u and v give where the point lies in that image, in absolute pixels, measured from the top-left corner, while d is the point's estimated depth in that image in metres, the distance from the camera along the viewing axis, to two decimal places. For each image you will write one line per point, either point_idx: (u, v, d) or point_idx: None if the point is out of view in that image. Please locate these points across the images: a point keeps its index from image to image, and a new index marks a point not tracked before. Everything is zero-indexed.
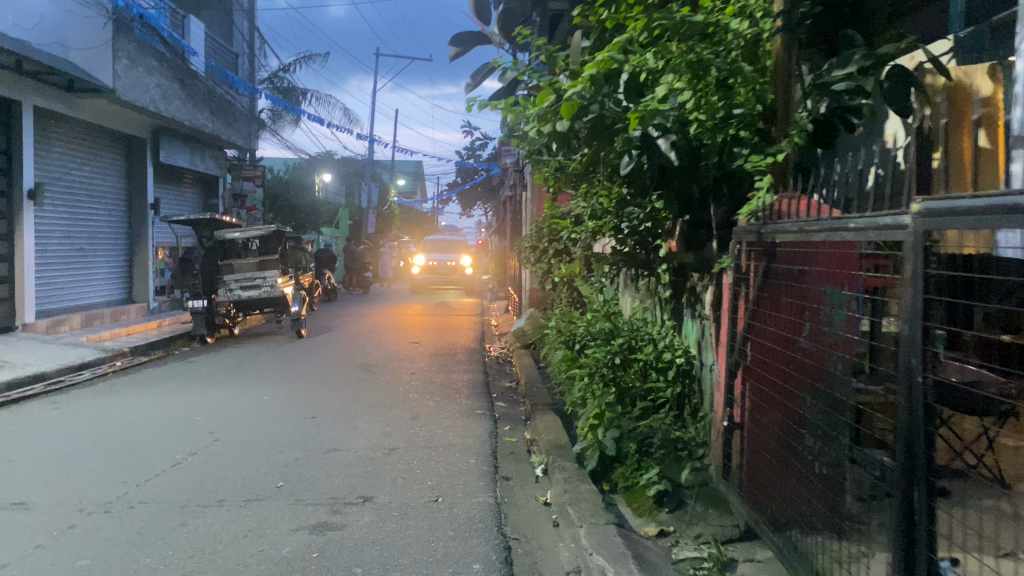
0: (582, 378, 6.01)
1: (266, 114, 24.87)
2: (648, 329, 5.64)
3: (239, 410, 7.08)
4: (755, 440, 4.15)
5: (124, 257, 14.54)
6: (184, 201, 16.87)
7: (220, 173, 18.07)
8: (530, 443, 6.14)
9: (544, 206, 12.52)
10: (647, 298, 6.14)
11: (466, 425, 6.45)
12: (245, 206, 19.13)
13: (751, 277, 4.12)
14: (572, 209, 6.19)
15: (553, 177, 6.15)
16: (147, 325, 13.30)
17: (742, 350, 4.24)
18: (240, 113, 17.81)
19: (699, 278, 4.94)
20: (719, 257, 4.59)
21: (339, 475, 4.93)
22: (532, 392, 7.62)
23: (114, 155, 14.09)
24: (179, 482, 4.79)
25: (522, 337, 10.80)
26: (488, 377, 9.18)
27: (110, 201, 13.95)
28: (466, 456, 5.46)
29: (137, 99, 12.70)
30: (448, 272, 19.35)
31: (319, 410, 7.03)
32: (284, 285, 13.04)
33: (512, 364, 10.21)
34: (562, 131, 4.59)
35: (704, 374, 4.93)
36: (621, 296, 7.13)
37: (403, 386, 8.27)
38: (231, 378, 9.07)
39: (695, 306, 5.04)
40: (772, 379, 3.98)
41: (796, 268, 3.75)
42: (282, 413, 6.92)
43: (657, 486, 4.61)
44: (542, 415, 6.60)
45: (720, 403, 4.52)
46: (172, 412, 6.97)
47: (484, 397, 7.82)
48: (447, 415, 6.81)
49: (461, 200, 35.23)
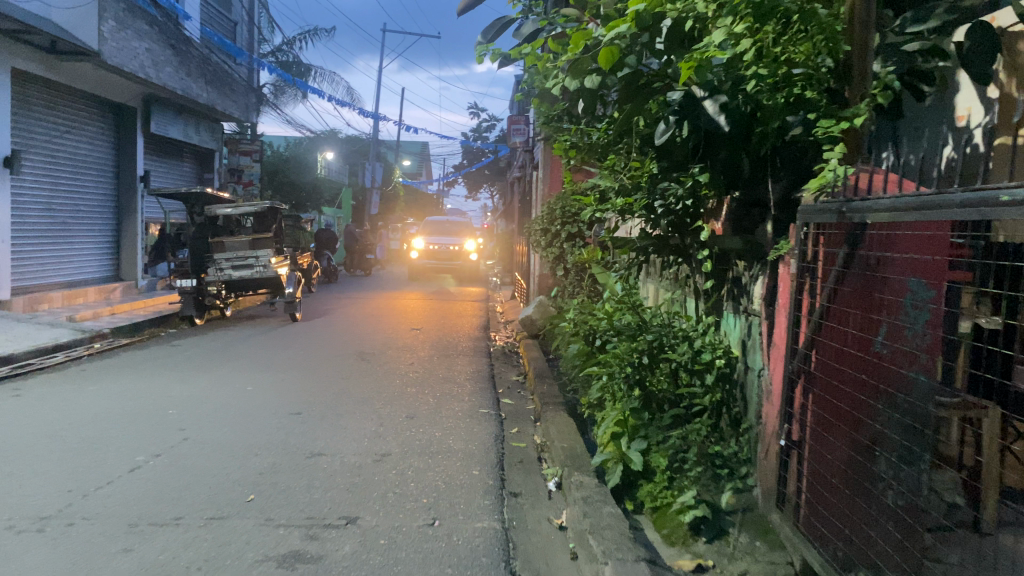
0: (601, 377, 5.32)
1: (268, 89, 24.15)
2: (679, 325, 4.93)
3: (217, 402, 6.40)
4: (820, 465, 3.43)
5: (113, 231, 13.87)
6: (177, 175, 16.16)
7: (216, 146, 17.36)
8: (541, 450, 5.45)
9: (555, 187, 11.83)
10: (678, 289, 5.41)
11: (468, 426, 5.75)
12: (242, 182, 18.41)
13: (821, 267, 3.39)
14: (592, 184, 5.41)
15: (573, 148, 5.44)
16: (133, 304, 12.62)
17: (805, 355, 3.51)
18: (237, 85, 17.05)
19: (747, 267, 4.23)
20: (776, 242, 3.86)
21: (320, 490, 4.22)
22: (542, 388, 6.91)
23: (102, 123, 13.39)
24: (135, 494, 4.09)
25: (530, 326, 10.13)
26: (494, 369, 8.51)
27: (97, 172, 13.26)
28: (468, 465, 4.77)
29: (125, 64, 11.99)
30: (449, 256, 18.43)
31: (307, 404, 6.35)
32: (278, 265, 12.40)
33: (519, 354, 9.55)
34: (593, 87, 3.94)
35: (750, 379, 4.23)
36: (644, 284, 6.47)
37: (400, 378, 7.59)
38: (216, 364, 8.40)
39: (740, 299, 4.35)
40: (844, 392, 3.27)
41: (875, 256, 3.07)
42: (263, 408, 6.21)
43: (693, 512, 3.91)
44: (554, 417, 5.91)
45: (774, 416, 3.79)
46: (142, 402, 6.28)
47: (489, 392, 7.13)
48: (448, 414, 6.13)
49: (468, 182, 34.50)
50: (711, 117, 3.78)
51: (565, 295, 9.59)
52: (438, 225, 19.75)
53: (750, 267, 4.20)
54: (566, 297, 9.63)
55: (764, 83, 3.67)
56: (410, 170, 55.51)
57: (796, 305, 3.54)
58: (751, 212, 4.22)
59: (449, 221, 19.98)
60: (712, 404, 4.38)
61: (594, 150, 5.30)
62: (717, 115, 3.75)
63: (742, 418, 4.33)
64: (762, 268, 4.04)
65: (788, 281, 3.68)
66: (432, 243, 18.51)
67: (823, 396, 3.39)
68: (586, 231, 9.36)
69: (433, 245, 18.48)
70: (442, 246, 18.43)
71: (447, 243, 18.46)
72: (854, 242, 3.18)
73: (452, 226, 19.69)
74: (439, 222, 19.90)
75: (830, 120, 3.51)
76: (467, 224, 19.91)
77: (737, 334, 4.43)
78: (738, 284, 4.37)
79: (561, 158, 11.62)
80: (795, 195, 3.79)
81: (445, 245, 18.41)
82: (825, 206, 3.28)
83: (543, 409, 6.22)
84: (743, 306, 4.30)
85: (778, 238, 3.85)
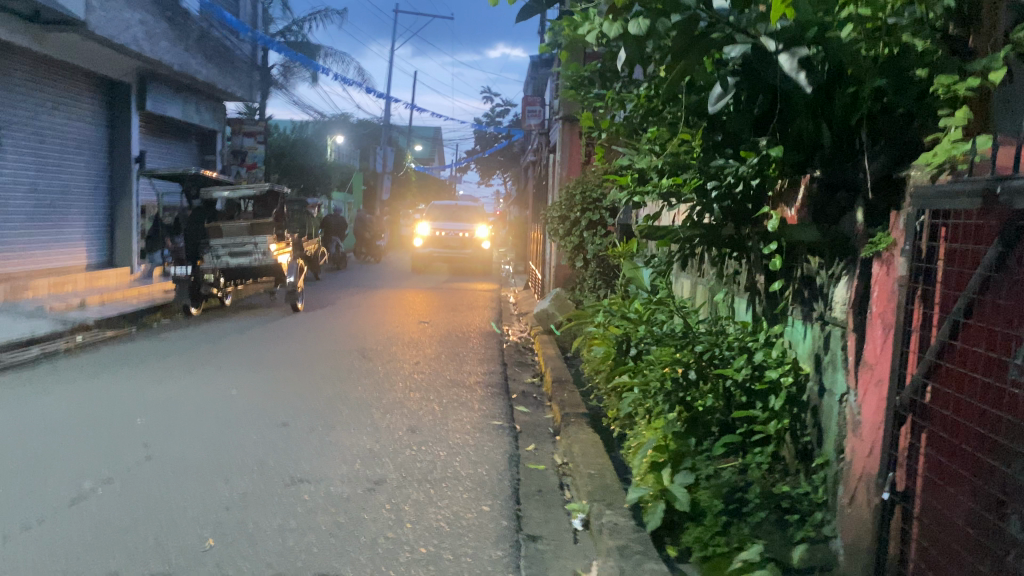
0: (634, 391, 4.52)
1: (278, 69, 23.42)
2: (730, 333, 4.11)
3: (193, 409, 5.65)
4: (936, 525, 2.62)
5: (106, 214, 13.17)
6: (177, 156, 15.43)
7: (219, 127, 16.62)
8: (564, 474, 4.67)
9: (575, 170, 11.03)
10: (725, 288, 4.61)
11: (478, 444, 4.96)
12: (245, 164, 17.69)
13: (943, 268, 2.57)
14: (625, 163, 4.59)
15: (603, 121, 4.64)
16: (126, 293, 11.91)
17: (917, 384, 2.68)
18: (240, 62, 16.28)
19: (826, 265, 3.42)
20: (871, 235, 3.01)
21: (295, 536, 3.44)
22: (562, 396, 6.13)
23: (94, 101, 12.68)
24: (65, 539, 3.36)
25: (546, 321, 9.36)
26: (508, 370, 7.74)
27: (89, 151, 12.55)
28: (478, 498, 3.99)
29: (116, 36, 11.26)
30: (458, 244, 17.38)
31: (294, 412, 5.59)
32: (277, 252, 11.62)
33: (534, 352, 8.78)
34: (640, 32, 3.07)
35: (827, 404, 3.42)
36: (681, 280, 5.75)
37: (405, 381, 6.84)
38: (202, 360, 7.66)
39: (814, 303, 3.55)
40: (970, 431, 2.47)
41: (1019, 253, 2.25)
42: (244, 416, 5.47)
43: (760, 574, 3.08)
44: (577, 433, 5.13)
45: (870, 458, 2.96)
46: (108, 408, 5.56)
47: (501, 399, 6.36)
48: (455, 427, 5.36)
49: (481, 167, 33.68)
50: (788, 76, 2.97)
51: (586, 289, 8.79)
52: (444, 211, 18.72)
53: (826, 266, 3.42)
54: (586, 290, 8.85)
55: (861, 28, 2.91)
56: (422, 155, 54.61)
57: (905, 315, 2.72)
58: (836, 197, 3.32)
59: (457, 206, 18.98)
60: (777, 433, 3.57)
61: (634, 122, 4.46)
62: (796, 73, 2.94)
63: (815, 449, 3.51)
64: (850, 267, 3.21)
65: (890, 287, 2.86)
66: (439, 229, 17.45)
67: (939, 434, 2.59)
68: (609, 219, 8.57)
69: (440, 232, 17.42)
70: (450, 233, 17.36)
71: (456, 229, 17.40)
72: (999, 235, 2.34)
73: (460, 212, 18.68)
74: (445, 208, 18.88)
75: (952, 77, 2.72)
76: (476, 209, 18.88)
77: (807, 348, 3.61)
78: (814, 285, 3.54)
79: (581, 138, 10.83)
80: (893, 172, 2.97)
81: (454, 232, 17.36)
82: (952, 187, 2.43)
83: (565, 423, 5.42)
84: (815, 310, 3.54)
85: (871, 229, 3.03)
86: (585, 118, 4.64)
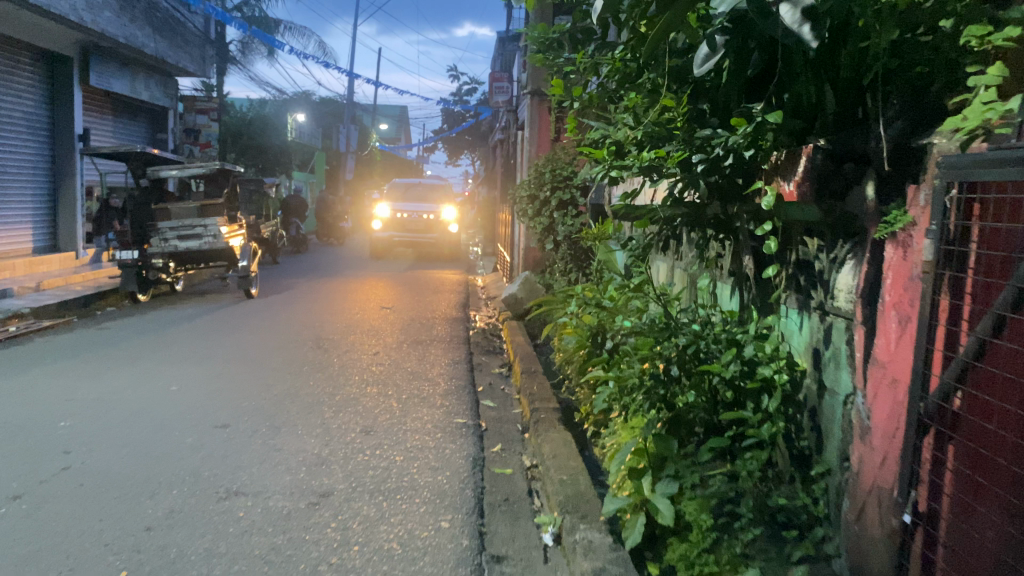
0: (609, 387, 4.10)
1: (235, 45, 22.65)
2: (716, 323, 3.69)
3: (125, 408, 5.15)
4: (965, 552, 2.24)
5: (48, 195, 12.47)
6: (125, 133, 14.71)
7: (171, 104, 15.90)
8: (533, 480, 4.26)
9: (543, 149, 10.58)
10: (706, 274, 4.23)
11: (438, 446, 4.52)
12: (199, 142, 17.01)
13: (980, 251, 2.17)
14: (599, 135, 4.16)
15: (575, 90, 4.21)
16: (69, 278, 11.26)
17: (944, 387, 2.28)
18: (191, 36, 15.57)
19: (829, 248, 3.01)
20: (886, 213, 2.59)
21: (220, 564, 2.98)
22: (531, 389, 5.72)
23: (33, 75, 11.96)
24: None
25: (515, 306, 8.95)
26: (474, 359, 7.32)
27: (28, 129, 11.84)
28: (436, 512, 3.56)
29: (52, 4, 10.57)
30: (420, 227, 16.70)
31: (236, 412, 5.10)
32: (230, 235, 11.03)
33: (503, 339, 8.37)
34: None
35: (827, 406, 3.02)
36: (660, 264, 5.36)
37: (362, 373, 6.39)
38: (144, 352, 7.13)
39: (813, 291, 3.14)
40: (1010, 445, 2.09)
41: None
42: (181, 417, 4.98)
43: None
44: (547, 432, 4.73)
45: (881, 471, 2.56)
46: (29, 410, 5.05)
47: (466, 392, 5.94)
48: (415, 426, 4.92)
49: (448, 147, 33.07)
50: (790, 29, 2.56)
51: (557, 273, 8.37)
52: (407, 191, 17.96)
53: (827, 250, 3.02)
54: (557, 274, 8.43)
55: None
56: (389, 134, 53.70)
57: (930, 309, 2.32)
58: (841, 169, 2.85)
59: (420, 185, 18.25)
60: (772, 438, 3.14)
61: (611, 90, 4.01)
62: (800, 26, 2.52)
63: (814, 455, 3.12)
64: (857, 251, 2.80)
65: (906, 274, 2.45)
66: (401, 211, 16.75)
67: (970, 447, 2.20)
68: (579, 199, 8.14)
69: (401, 214, 16.72)
70: (412, 215, 16.66)
71: (418, 212, 16.71)
72: None
73: (423, 191, 17.94)
74: (408, 187, 18.14)
75: (986, 26, 2.28)
76: (440, 188, 18.15)
77: (804, 342, 3.21)
78: (812, 272, 3.14)
79: (551, 114, 10.38)
80: (911, 141, 2.54)
81: (417, 214, 16.67)
82: (995, 154, 2.02)
83: (534, 420, 5.00)
84: (813, 299, 3.14)
85: (884, 207, 2.62)
86: (556, 85, 4.16)
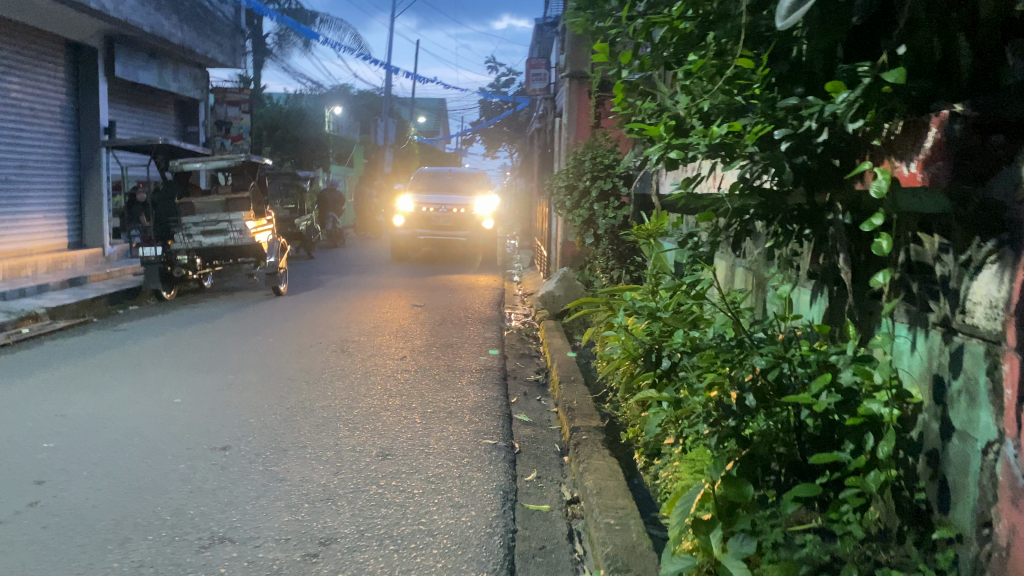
0: (665, 412, 3.45)
1: (272, 37, 22.33)
2: (798, 337, 3.01)
3: (119, 428, 4.61)
4: None
5: (73, 190, 12.09)
6: (154, 126, 14.35)
7: (201, 95, 15.51)
8: (575, 517, 3.63)
9: (583, 136, 9.92)
10: (778, 274, 3.56)
11: (464, 474, 3.89)
12: (230, 135, 16.64)
13: None
14: (654, 110, 3.50)
15: (622, 58, 3.53)
16: (93, 274, 10.88)
17: None
18: (221, 25, 15.18)
19: (961, 246, 2.29)
20: None
21: None
22: (571, 403, 5.10)
23: (55, 65, 11.60)
24: None
25: (552, 304, 8.33)
26: (509, 364, 6.71)
27: (51, 121, 11.48)
28: (457, 569, 2.94)
29: None
30: (450, 223, 14.13)
31: (239, 431, 4.55)
32: (255, 230, 10.60)
33: (540, 341, 7.76)
34: None
35: (955, 451, 2.34)
36: (724, 259, 4.72)
37: (385, 381, 5.82)
38: (156, 358, 6.62)
39: (934, 302, 2.44)
40: None
41: None
42: (177, 436, 4.44)
43: None
44: (591, 457, 4.10)
45: None
46: (13, 430, 4.54)
47: (498, 404, 5.34)
48: (438, 446, 4.33)
49: (487, 139, 32.50)
50: None
51: (598, 270, 7.72)
52: (433, 179, 15.30)
53: (954, 250, 2.33)
54: (599, 271, 7.72)
55: None
56: (428, 127, 53.38)
57: None
58: (986, 144, 2.14)
59: (449, 173, 15.59)
60: (879, 487, 2.47)
61: (668, 55, 3.35)
62: None
63: (935, 513, 2.44)
64: (1006, 252, 2.10)
65: None
66: (427, 204, 14.17)
67: None
68: (623, 188, 7.43)
69: (427, 208, 14.13)
70: (439, 209, 14.07)
71: (447, 204, 14.14)
72: None
73: (452, 180, 15.26)
74: (436, 175, 15.44)
75: None
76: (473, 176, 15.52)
77: (919, 366, 2.52)
78: (931, 276, 2.44)
79: (591, 97, 9.73)
80: None
81: (445, 207, 14.06)
82: None
83: (575, 442, 4.37)
84: (932, 314, 2.44)
85: None
86: (599, 50, 3.48)
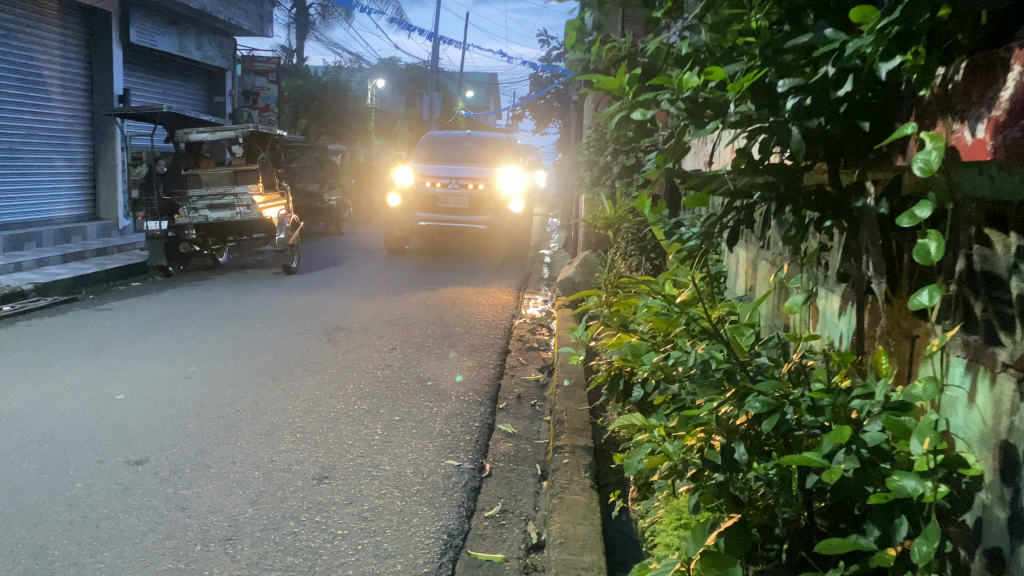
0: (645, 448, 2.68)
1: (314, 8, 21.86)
2: (816, 368, 2.22)
3: (36, 429, 4.02)
4: None
5: (86, 160, 11.67)
6: (177, 95, 13.93)
7: (228, 65, 15.08)
8: (532, 569, 2.89)
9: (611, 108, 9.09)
10: (798, 279, 2.76)
11: (407, 508, 3.21)
12: (257, 107, 16.21)
13: None
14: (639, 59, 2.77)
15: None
16: (100, 247, 10.45)
17: None
18: None
19: None
20: None
21: None
22: (562, 414, 4.36)
23: (69, 29, 11.19)
24: None
25: (571, 292, 7.55)
26: (509, 360, 5.99)
27: (62, 88, 11.06)
28: None
29: None
30: (465, 204, 12.48)
31: (169, 438, 3.94)
32: (263, 205, 10.02)
33: (552, 333, 7.01)
34: None
35: None
36: (733, 254, 4.15)
37: (361, 379, 5.16)
38: (123, 341, 6.07)
39: (1006, 332, 1.64)
40: None
41: None
42: (93, 443, 3.85)
43: None
44: (568, 489, 3.37)
45: None
46: None
47: (482, 412, 4.62)
48: (389, 466, 3.66)
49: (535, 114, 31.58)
50: None
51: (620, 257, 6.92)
52: (449, 148, 13.58)
53: None
54: None
55: None
56: (480, 103, 52.63)
57: None
58: None
59: (468, 139, 13.88)
60: None
61: None
62: None
63: None
64: None
65: None
66: (432, 179, 12.60)
67: None
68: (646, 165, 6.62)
69: (433, 184, 12.56)
70: (448, 186, 12.52)
71: (457, 180, 12.54)
72: None
73: (471, 149, 13.53)
74: (450, 142, 13.74)
75: None
76: (500, 143, 13.73)
77: (978, 427, 1.73)
78: (1004, 295, 1.65)
79: None
80: None
81: (456, 184, 12.49)
82: None
83: (554, 467, 3.64)
84: (1002, 351, 1.65)
85: None
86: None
